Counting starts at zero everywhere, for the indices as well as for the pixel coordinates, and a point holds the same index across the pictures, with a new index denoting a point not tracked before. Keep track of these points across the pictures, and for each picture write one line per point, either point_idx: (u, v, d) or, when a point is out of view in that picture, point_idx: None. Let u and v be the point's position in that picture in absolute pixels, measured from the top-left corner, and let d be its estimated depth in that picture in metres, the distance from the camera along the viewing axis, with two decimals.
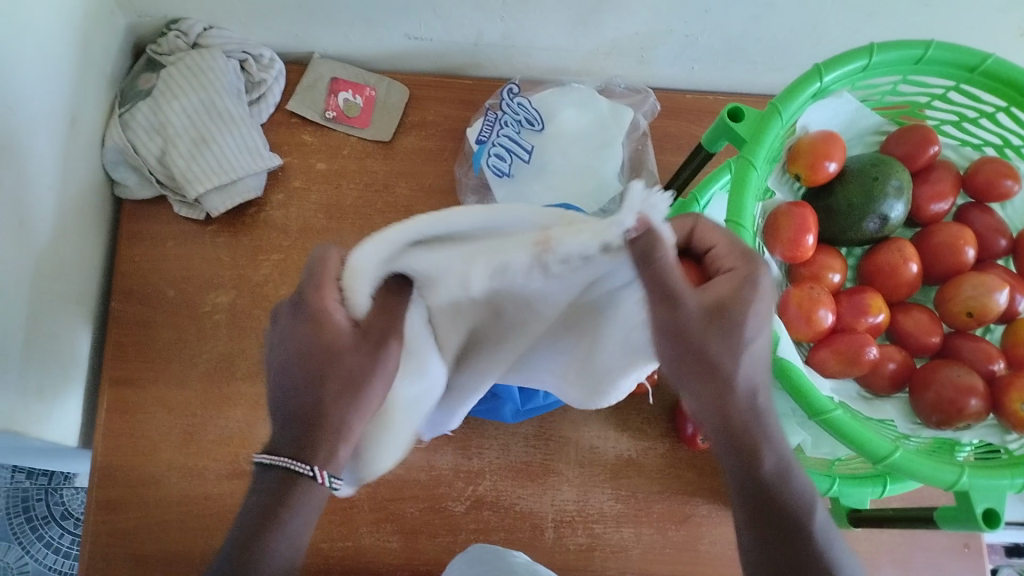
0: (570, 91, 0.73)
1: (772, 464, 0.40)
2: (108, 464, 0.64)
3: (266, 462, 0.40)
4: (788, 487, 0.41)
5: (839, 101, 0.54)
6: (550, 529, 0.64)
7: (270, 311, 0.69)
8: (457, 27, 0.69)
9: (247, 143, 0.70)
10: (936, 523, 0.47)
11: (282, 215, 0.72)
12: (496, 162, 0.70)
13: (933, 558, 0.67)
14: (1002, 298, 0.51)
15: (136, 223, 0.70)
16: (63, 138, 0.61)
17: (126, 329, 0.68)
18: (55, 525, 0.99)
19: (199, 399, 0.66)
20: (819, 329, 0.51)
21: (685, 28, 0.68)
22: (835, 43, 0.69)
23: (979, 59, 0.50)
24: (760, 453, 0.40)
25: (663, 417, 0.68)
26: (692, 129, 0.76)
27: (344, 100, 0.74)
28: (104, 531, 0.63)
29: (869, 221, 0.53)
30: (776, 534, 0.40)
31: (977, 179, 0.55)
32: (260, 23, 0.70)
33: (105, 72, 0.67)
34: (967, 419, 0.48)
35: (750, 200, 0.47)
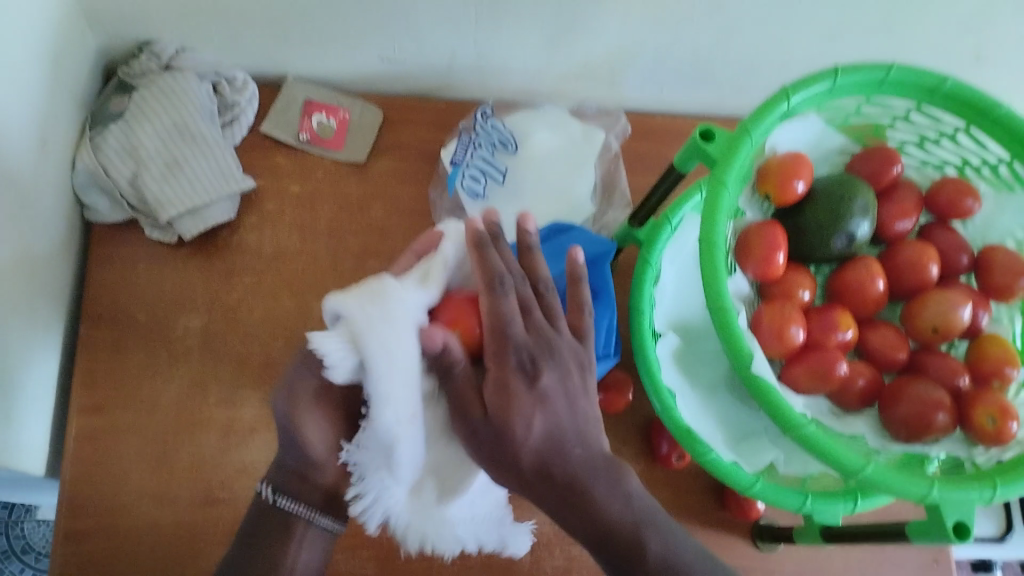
0: (543, 113, 0.74)
1: (596, 499, 0.43)
2: (78, 491, 0.63)
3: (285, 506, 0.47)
4: (617, 532, 0.43)
5: (804, 123, 0.55)
6: (526, 550, 0.64)
7: (244, 335, 0.69)
8: (430, 49, 0.70)
9: (219, 165, 0.70)
10: (909, 538, 0.49)
11: (255, 238, 0.72)
12: (471, 183, 0.71)
13: (903, 572, 0.68)
14: (966, 313, 0.52)
15: (107, 246, 0.70)
16: (33, 159, 0.61)
17: (96, 353, 0.67)
18: (15, 560, 0.97)
19: (171, 425, 0.65)
20: (790, 345, 0.51)
21: (655, 51, 0.69)
22: (801, 65, 0.70)
23: (939, 81, 0.51)
24: (644, 539, 0.44)
25: (638, 437, 0.68)
26: (662, 150, 0.77)
27: (317, 123, 0.74)
28: (72, 561, 0.62)
29: (837, 238, 0.53)
30: (611, 554, 0.44)
31: (939, 199, 0.57)
32: (233, 45, 0.70)
33: (76, 93, 0.67)
34: (935, 433, 0.49)
35: (722, 220, 0.47)
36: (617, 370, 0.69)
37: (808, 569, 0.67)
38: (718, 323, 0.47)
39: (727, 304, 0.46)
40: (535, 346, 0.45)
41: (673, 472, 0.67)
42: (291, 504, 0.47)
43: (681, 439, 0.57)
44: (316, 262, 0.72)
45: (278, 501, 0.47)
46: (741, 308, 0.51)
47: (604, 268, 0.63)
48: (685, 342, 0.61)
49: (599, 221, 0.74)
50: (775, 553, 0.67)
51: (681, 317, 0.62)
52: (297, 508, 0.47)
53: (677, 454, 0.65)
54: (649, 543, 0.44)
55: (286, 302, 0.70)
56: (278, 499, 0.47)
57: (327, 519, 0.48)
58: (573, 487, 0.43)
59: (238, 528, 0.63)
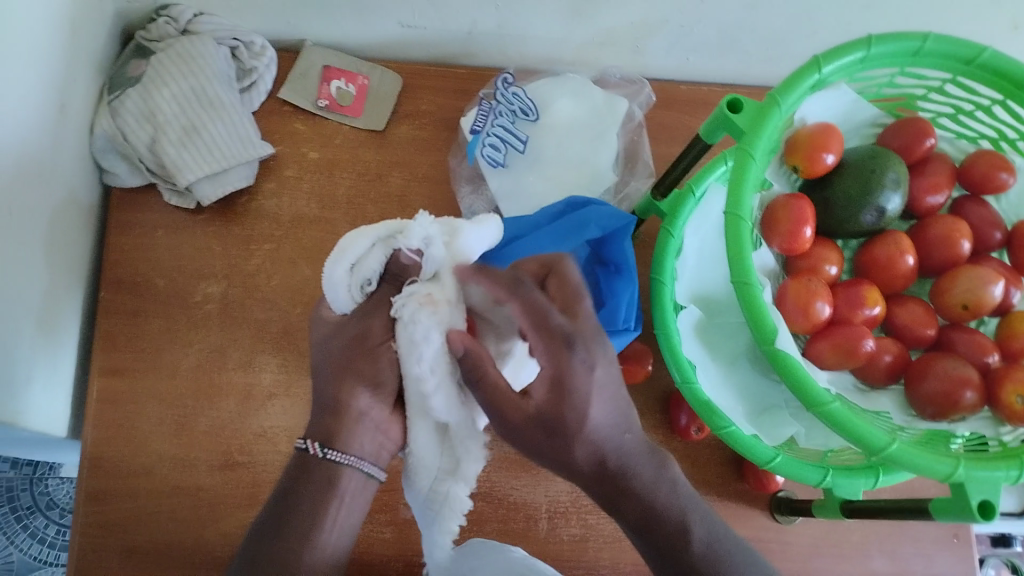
0: (565, 80, 0.72)
1: (643, 486, 0.44)
2: (98, 454, 0.63)
3: (338, 459, 0.47)
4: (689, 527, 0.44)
5: (836, 93, 0.54)
6: (543, 520, 0.64)
7: (263, 301, 0.69)
8: (451, 15, 0.69)
9: (237, 131, 0.69)
10: (930, 515, 0.48)
11: (274, 204, 0.71)
12: (491, 152, 0.70)
13: (921, 549, 0.67)
14: (997, 290, 0.51)
15: (126, 211, 0.70)
16: (51, 124, 0.60)
17: (115, 318, 0.67)
18: (39, 516, 0.98)
19: (189, 391, 0.65)
20: (815, 321, 0.50)
21: (681, 18, 0.67)
22: (831, 35, 0.68)
23: (976, 51, 0.49)
24: (691, 526, 0.45)
25: (658, 409, 0.68)
26: (686, 120, 0.76)
27: (337, 88, 0.73)
28: (94, 523, 0.62)
29: (866, 213, 0.52)
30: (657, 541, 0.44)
31: (972, 173, 0.55)
32: (251, 10, 0.69)
33: (94, 57, 0.66)
34: (963, 411, 0.48)
35: (749, 192, 0.46)
36: (637, 342, 0.69)
37: (826, 545, 0.66)
38: (744, 297, 0.46)
39: (752, 279, 0.45)
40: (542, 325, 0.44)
41: (692, 445, 0.67)
42: (339, 456, 0.48)
43: (701, 413, 0.57)
44: (335, 230, 0.71)
45: (325, 454, 0.48)
46: (766, 283, 0.50)
47: (624, 240, 0.62)
48: (705, 315, 0.58)
49: (620, 192, 0.73)
50: (793, 525, 0.66)
51: (702, 287, 0.59)
52: (344, 459, 0.48)
53: (697, 427, 0.65)
54: (695, 531, 0.44)
55: (305, 270, 0.70)
56: (325, 452, 0.47)
57: (372, 467, 0.49)
58: (622, 473, 0.44)
59: (257, 493, 0.63)
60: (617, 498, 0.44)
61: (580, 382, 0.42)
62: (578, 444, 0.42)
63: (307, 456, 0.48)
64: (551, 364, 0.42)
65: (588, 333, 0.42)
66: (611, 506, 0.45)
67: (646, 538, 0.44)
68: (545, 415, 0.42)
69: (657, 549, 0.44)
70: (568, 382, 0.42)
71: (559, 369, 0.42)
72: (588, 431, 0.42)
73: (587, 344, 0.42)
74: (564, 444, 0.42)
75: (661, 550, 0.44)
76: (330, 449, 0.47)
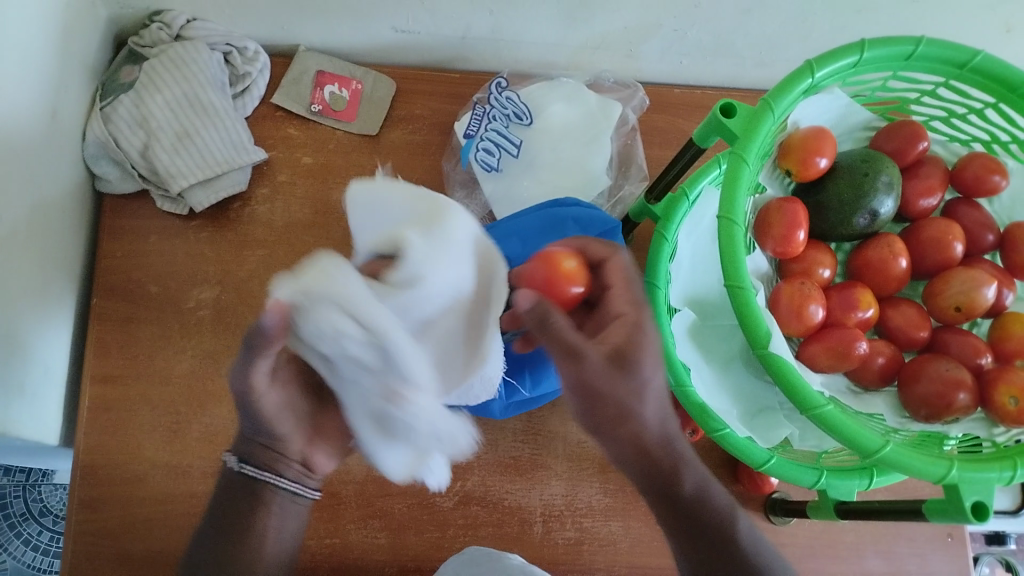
0: (558, 86, 0.73)
1: (689, 459, 0.49)
2: (91, 462, 0.63)
3: (253, 473, 0.50)
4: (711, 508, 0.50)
5: (829, 97, 0.54)
6: (537, 524, 0.64)
7: (256, 306, 0.68)
8: (445, 20, 0.69)
9: (230, 137, 0.69)
10: (924, 516, 0.48)
11: (268, 210, 0.71)
12: (484, 156, 0.70)
13: (915, 550, 0.67)
14: (990, 292, 0.51)
15: (119, 217, 0.69)
16: (43, 131, 0.60)
17: (108, 325, 0.67)
18: (33, 522, 0.98)
19: (182, 397, 0.65)
20: (809, 324, 0.51)
21: (674, 22, 0.68)
22: (824, 38, 0.69)
23: (968, 56, 0.50)
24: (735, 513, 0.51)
25: None
26: (679, 123, 0.76)
27: (330, 94, 0.73)
28: (87, 530, 0.62)
29: (859, 217, 0.53)
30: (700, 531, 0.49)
31: (964, 175, 0.56)
32: (245, 15, 0.69)
33: (86, 63, 0.66)
34: (955, 413, 0.48)
35: (742, 195, 0.46)
36: None
37: (821, 546, 0.66)
38: (737, 301, 0.46)
39: (745, 282, 0.45)
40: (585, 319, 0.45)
41: (686, 448, 0.67)
42: (256, 471, 0.50)
43: (696, 415, 0.56)
44: (329, 235, 0.71)
45: (243, 468, 0.50)
46: (759, 286, 0.51)
47: (617, 242, 0.62)
48: (699, 318, 0.58)
49: (615, 195, 0.74)
50: (788, 527, 0.66)
51: (696, 291, 0.59)
52: (263, 475, 0.50)
53: (691, 429, 0.65)
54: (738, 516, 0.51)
55: None
56: (241, 466, 0.50)
57: (287, 481, 0.50)
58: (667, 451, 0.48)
59: None
60: (670, 471, 0.48)
61: (652, 333, 0.47)
62: (646, 397, 0.46)
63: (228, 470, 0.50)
64: (631, 313, 0.48)
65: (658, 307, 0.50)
66: (658, 484, 0.49)
67: (693, 512, 0.49)
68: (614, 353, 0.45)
69: (698, 527, 0.49)
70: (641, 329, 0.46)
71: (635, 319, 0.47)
72: (654, 383, 0.46)
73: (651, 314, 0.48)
74: (633, 387, 0.45)
75: (712, 531, 0.49)
76: (244, 462, 0.50)
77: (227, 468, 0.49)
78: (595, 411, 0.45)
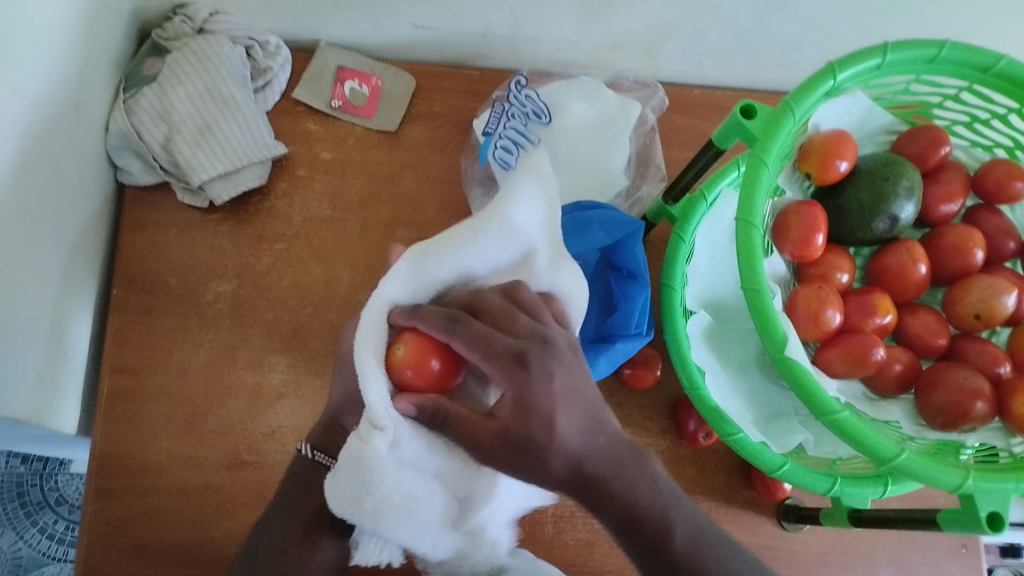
0: (578, 84, 0.73)
1: (622, 487, 0.43)
2: (108, 451, 0.64)
3: (325, 460, 0.50)
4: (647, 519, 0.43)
5: (850, 99, 0.53)
6: (549, 524, 0.64)
7: (273, 300, 0.69)
8: (466, 17, 0.69)
9: (251, 130, 0.69)
10: (939, 526, 0.47)
11: (286, 205, 0.71)
12: (503, 154, 0.69)
13: (929, 559, 0.67)
14: (1009, 300, 0.51)
15: (139, 209, 0.70)
16: (66, 122, 0.61)
17: (127, 316, 0.67)
18: (49, 511, 0.99)
19: (199, 389, 0.66)
20: (826, 329, 0.50)
21: (695, 22, 0.67)
22: (846, 41, 0.68)
23: (993, 59, 0.49)
24: (671, 523, 0.44)
25: (665, 414, 0.68)
26: (699, 125, 0.76)
27: (350, 89, 0.74)
28: (102, 520, 0.62)
29: (879, 221, 0.52)
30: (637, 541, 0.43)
31: (986, 181, 0.55)
32: (267, 10, 0.69)
33: (110, 55, 0.67)
34: (973, 421, 0.48)
35: (761, 198, 0.46)
36: (647, 346, 0.69)
37: (832, 553, 0.66)
38: (753, 305, 0.46)
39: (762, 286, 0.45)
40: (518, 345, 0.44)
41: (699, 451, 0.67)
42: (328, 458, 0.50)
43: (707, 417, 0.56)
44: (346, 231, 0.71)
45: (316, 455, 0.50)
46: (776, 290, 0.50)
47: (636, 246, 0.62)
48: (715, 320, 0.59)
49: (632, 195, 0.74)
50: (800, 533, 0.66)
51: (713, 293, 0.60)
52: (330, 461, 0.50)
53: (705, 432, 0.65)
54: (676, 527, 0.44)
55: (316, 271, 0.70)
56: (315, 453, 0.50)
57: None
58: (606, 474, 0.43)
59: (264, 492, 0.64)
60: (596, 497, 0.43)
61: (540, 400, 0.43)
62: (553, 456, 0.43)
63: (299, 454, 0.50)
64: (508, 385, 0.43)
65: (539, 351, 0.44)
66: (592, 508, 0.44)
67: (632, 536, 0.44)
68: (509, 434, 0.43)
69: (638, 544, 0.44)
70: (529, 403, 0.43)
71: (518, 390, 0.43)
72: (559, 441, 0.43)
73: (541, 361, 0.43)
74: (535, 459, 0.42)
75: (646, 550, 0.43)
76: (318, 450, 0.50)
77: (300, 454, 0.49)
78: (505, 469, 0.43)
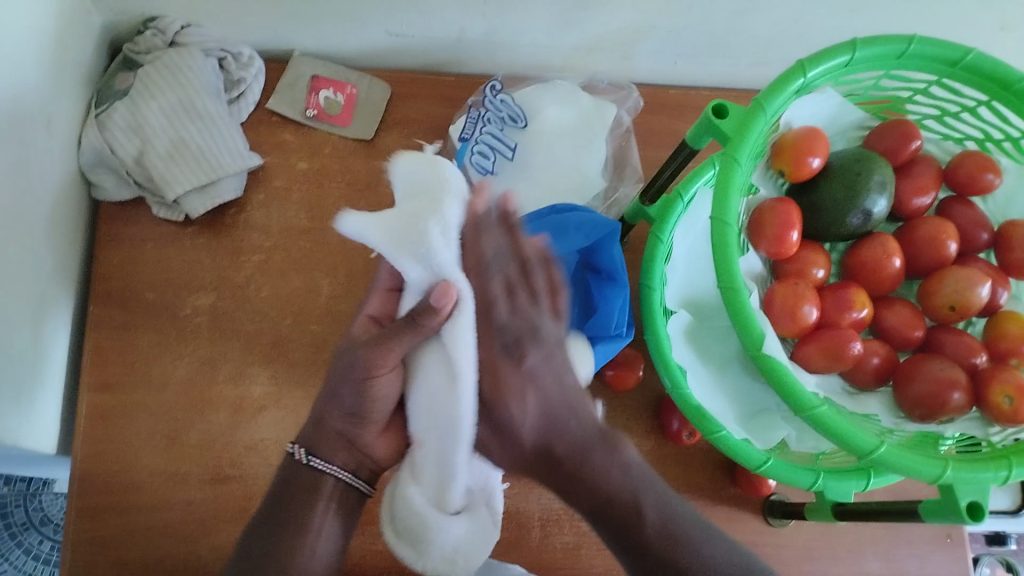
0: (553, 87, 0.73)
1: (593, 474, 0.46)
2: (89, 470, 0.63)
3: (320, 466, 0.49)
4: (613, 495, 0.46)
5: (822, 96, 0.54)
6: (536, 528, 0.64)
7: (253, 312, 0.69)
8: (439, 23, 0.69)
9: (226, 142, 0.69)
10: (920, 517, 0.48)
11: (263, 216, 0.71)
12: (479, 159, 0.70)
13: (915, 550, 0.67)
14: (984, 291, 0.51)
15: (115, 224, 0.70)
16: (37, 139, 0.60)
17: (105, 333, 0.67)
18: (33, 532, 0.98)
19: (180, 404, 0.65)
20: (803, 325, 0.51)
21: (667, 23, 0.68)
22: (816, 38, 0.69)
23: (961, 53, 0.49)
24: (642, 507, 0.46)
25: (649, 414, 0.68)
26: (674, 125, 0.76)
27: (325, 99, 0.73)
28: (85, 539, 0.62)
29: (852, 216, 0.52)
30: (609, 519, 0.46)
31: (958, 174, 0.55)
32: (239, 21, 0.69)
33: (81, 70, 0.66)
34: (950, 412, 0.48)
35: (735, 197, 0.46)
36: (629, 347, 0.69)
37: (819, 548, 0.66)
38: (730, 303, 0.46)
39: (738, 284, 0.45)
40: (517, 325, 0.44)
41: (684, 449, 0.67)
42: (323, 463, 0.49)
43: (691, 416, 0.57)
44: (325, 240, 0.71)
45: (310, 461, 0.49)
46: (752, 287, 0.51)
47: (614, 246, 0.63)
48: (694, 319, 0.59)
49: (610, 198, 0.73)
50: (786, 529, 0.66)
51: (692, 293, 0.59)
52: (325, 467, 0.49)
53: (689, 431, 0.65)
54: (647, 512, 0.46)
55: (295, 281, 0.70)
56: (310, 459, 0.49)
57: (352, 476, 0.50)
58: (574, 459, 0.46)
59: (249, 505, 0.63)
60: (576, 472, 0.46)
61: (509, 376, 0.44)
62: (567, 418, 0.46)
63: (293, 459, 0.50)
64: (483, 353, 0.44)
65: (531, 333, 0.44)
66: (567, 495, 0.47)
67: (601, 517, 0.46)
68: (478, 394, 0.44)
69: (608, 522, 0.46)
70: (497, 373, 0.44)
71: (488, 360, 0.44)
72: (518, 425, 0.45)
73: (523, 335, 0.44)
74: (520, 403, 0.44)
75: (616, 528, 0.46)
76: (313, 456, 0.49)
77: (295, 460, 0.49)
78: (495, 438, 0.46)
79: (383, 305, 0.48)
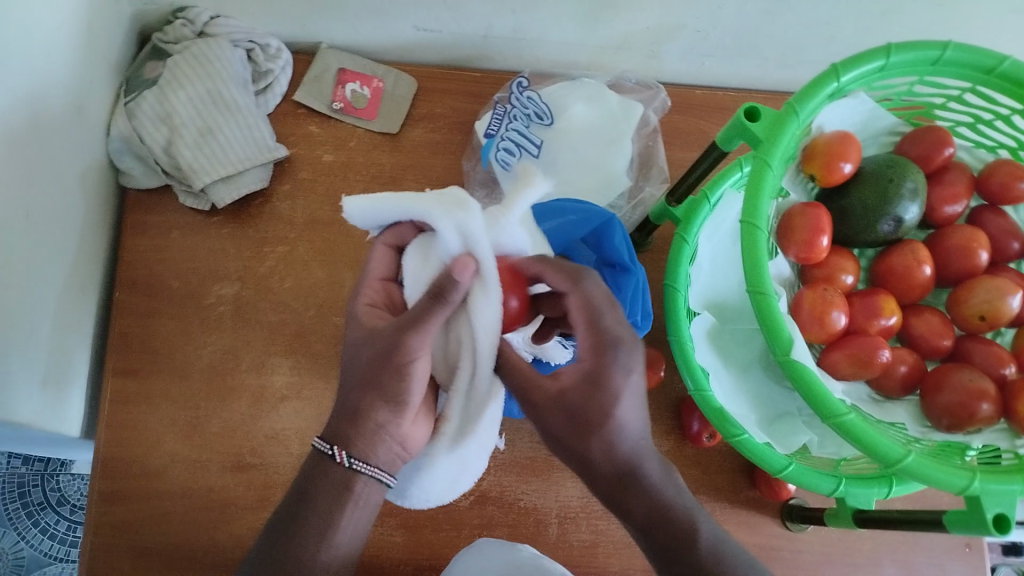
0: (580, 86, 0.73)
1: (645, 492, 0.44)
2: (112, 455, 0.64)
3: (365, 469, 0.45)
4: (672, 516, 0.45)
5: (854, 102, 0.53)
6: (553, 525, 0.64)
7: (275, 303, 0.69)
8: (467, 19, 0.69)
9: (252, 133, 0.69)
10: (945, 528, 0.47)
11: (288, 207, 0.71)
12: (504, 155, 0.69)
13: (933, 558, 0.67)
14: (1015, 301, 0.51)
15: (142, 212, 0.70)
16: (66, 125, 0.60)
17: (130, 319, 0.67)
18: (50, 512, 0.99)
19: (202, 393, 0.66)
20: (831, 331, 0.50)
21: (697, 23, 0.67)
22: (847, 41, 0.68)
23: (997, 61, 0.49)
24: (697, 525, 0.45)
25: (670, 415, 0.68)
26: (700, 124, 0.76)
27: (351, 92, 0.73)
28: (105, 523, 0.62)
29: (883, 223, 0.52)
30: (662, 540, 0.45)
31: (991, 182, 0.55)
32: (267, 12, 0.69)
33: (110, 59, 0.66)
34: (978, 424, 0.48)
35: (766, 201, 0.46)
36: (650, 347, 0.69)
37: (837, 553, 0.66)
38: (760, 307, 0.45)
39: (768, 288, 0.45)
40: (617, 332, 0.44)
41: (703, 451, 0.67)
42: (365, 467, 0.45)
43: (713, 420, 0.56)
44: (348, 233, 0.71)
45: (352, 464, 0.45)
46: (781, 292, 0.50)
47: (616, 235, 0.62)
48: (718, 321, 0.58)
49: (635, 197, 0.73)
50: (804, 534, 0.66)
51: (716, 295, 0.59)
52: (367, 469, 0.45)
53: (709, 433, 0.64)
54: (701, 529, 0.45)
55: (318, 273, 0.70)
56: (353, 462, 0.45)
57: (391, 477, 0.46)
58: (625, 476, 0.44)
59: (268, 494, 0.63)
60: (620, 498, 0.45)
61: (616, 382, 0.43)
62: (600, 438, 0.43)
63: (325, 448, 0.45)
64: (590, 362, 0.43)
65: (630, 341, 0.44)
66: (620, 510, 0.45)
67: (653, 538, 0.45)
68: (568, 403, 0.44)
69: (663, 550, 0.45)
70: (602, 382, 0.43)
71: (596, 369, 0.43)
72: (620, 423, 0.43)
73: (630, 351, 0.43)
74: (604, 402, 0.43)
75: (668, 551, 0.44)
76: (358, 461, 0.45)
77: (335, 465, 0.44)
78: (564, 437, 0.44)
79: (378, 293, 0.47)
